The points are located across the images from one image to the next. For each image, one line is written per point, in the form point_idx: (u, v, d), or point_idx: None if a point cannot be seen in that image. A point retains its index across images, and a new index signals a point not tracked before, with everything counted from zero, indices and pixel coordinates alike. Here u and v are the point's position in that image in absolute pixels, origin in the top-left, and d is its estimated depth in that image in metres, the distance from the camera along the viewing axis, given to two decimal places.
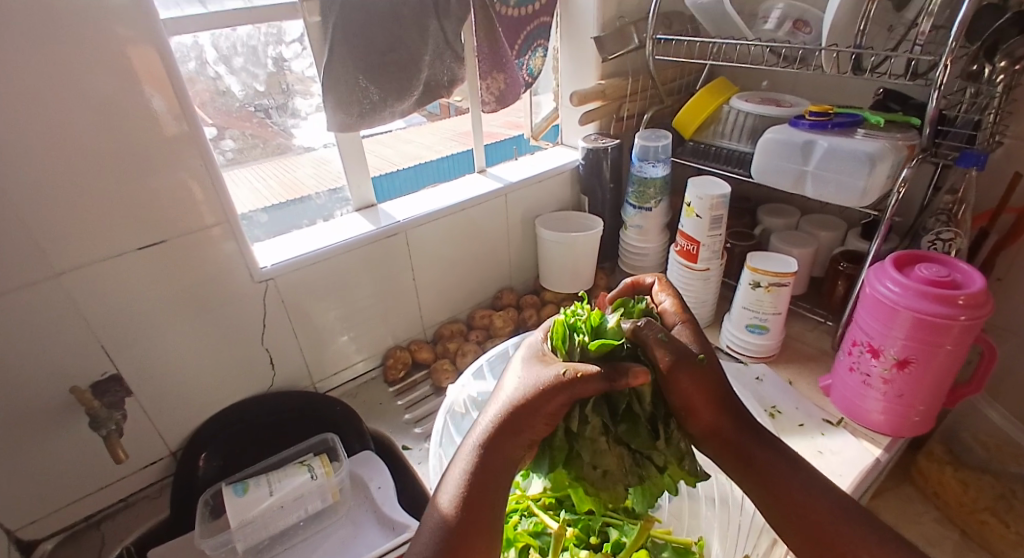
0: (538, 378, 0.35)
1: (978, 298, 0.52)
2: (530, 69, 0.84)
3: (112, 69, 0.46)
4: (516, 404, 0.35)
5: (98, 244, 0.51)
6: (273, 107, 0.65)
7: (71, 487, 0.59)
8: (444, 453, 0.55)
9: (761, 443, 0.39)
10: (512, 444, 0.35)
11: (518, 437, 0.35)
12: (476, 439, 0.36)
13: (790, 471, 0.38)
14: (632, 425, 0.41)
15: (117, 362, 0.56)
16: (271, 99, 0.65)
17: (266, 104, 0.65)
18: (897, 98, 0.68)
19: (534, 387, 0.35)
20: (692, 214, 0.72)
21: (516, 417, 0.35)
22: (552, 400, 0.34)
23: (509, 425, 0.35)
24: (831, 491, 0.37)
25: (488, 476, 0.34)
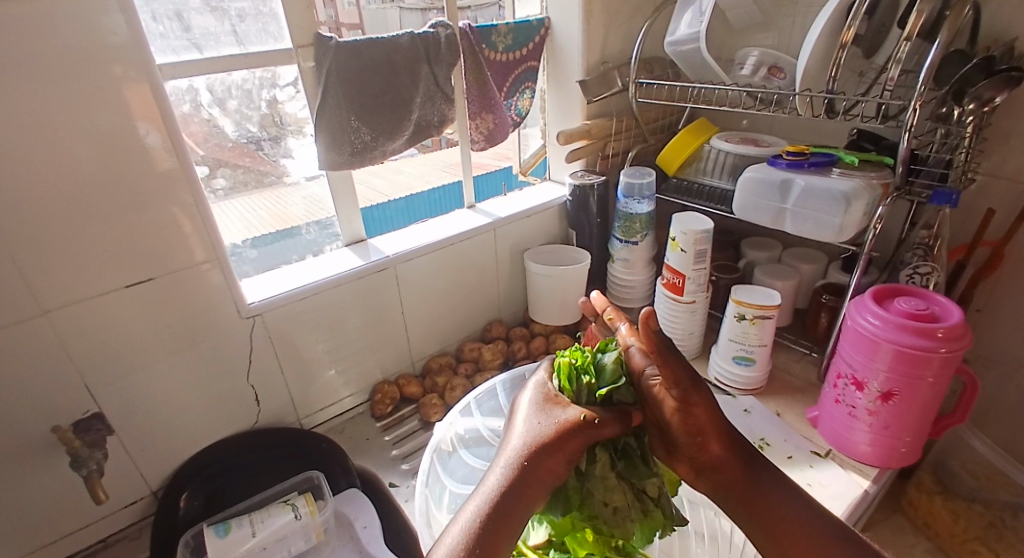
0: (558, 422, 0.38)
1: (956, 330, 0.53)
2: (518, 110, 0.88)
3: (111, 109, 0.48)
4: (536, 447, 0.36)
5: (89, 281, 0.51)
6: (266, 139, 0.67)
7: (47, 528, 0.57)
8: (430, 494, 0.54)
9: (764, 475, 0.38)
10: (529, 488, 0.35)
11: (537, 480, 0.36)
12: (495, 481, 0.36)
13: (795, 504, 0.37)
14: (629, 462, 0.43)
15: (100, 400, 0.55)
16: (263, 132, 0.66)
17: (259, 136, 0.66)
18: (871, 138, 0.71)
19: (554, 431, 0.37)
20: (677, 249, 0.74)
21: (536, 461, 0.36)
22: (573, 442, 0.37)
23: (529, 469, 0.35)
24: (828, 517, 0.37)
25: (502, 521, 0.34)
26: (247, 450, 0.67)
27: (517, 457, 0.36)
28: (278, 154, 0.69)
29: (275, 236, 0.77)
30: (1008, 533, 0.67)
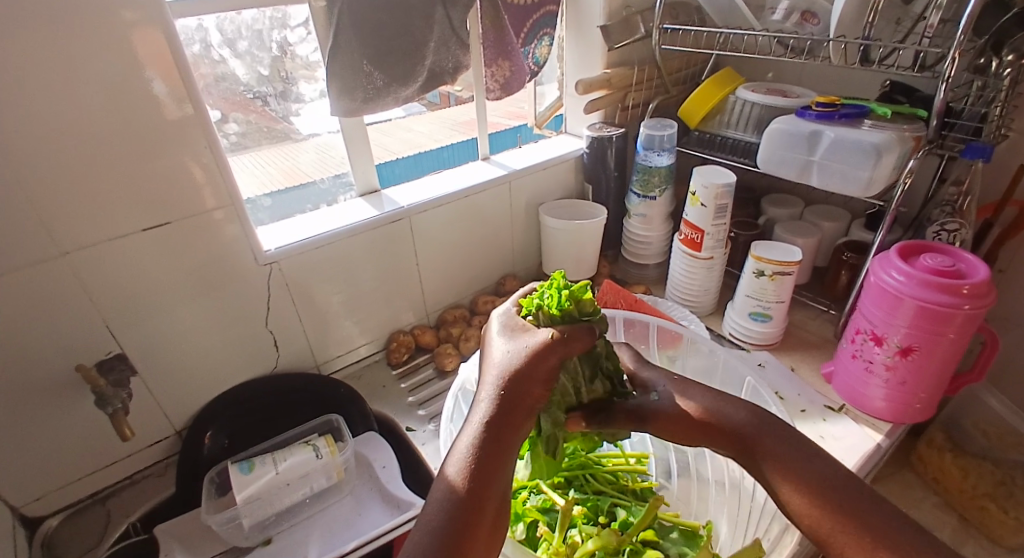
0: (528, 344, 0.38)
1: (982, 287, 0.52)
2: (535, 58, 0.84)
3: (120, 51, 0.46)
4: (509, 373, 0.36)
5: (108, 223, 0.51)
6: (272, 95, 0.65)
7: (78, 462, 0.59)
8: (455, 428, 0.55)
9: (770, 429, 0.41)
10: (511, 418, 0.35)
11: (523, 404, 0.35)
12: (480, 411, 0.35)
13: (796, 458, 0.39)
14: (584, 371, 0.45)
15: (123, 340, 0.56)
16: (270, 87, 0.65)
17: (265, 91, 0.64)
18: (904, 91, 0.68)
19: (526, 353, 0.37)
20: (697, 203, 0.72)
21: (517, 383, 0.35)
22: (545, 361, 0.37)
23: (506, 393, 0.35)
24: (835, 468, 0.38)
25: (491, 452, 0.33)
26: (267, 394, 0.68)
27: (497, 384, 0.36)
28: (287, 111, 0.67)
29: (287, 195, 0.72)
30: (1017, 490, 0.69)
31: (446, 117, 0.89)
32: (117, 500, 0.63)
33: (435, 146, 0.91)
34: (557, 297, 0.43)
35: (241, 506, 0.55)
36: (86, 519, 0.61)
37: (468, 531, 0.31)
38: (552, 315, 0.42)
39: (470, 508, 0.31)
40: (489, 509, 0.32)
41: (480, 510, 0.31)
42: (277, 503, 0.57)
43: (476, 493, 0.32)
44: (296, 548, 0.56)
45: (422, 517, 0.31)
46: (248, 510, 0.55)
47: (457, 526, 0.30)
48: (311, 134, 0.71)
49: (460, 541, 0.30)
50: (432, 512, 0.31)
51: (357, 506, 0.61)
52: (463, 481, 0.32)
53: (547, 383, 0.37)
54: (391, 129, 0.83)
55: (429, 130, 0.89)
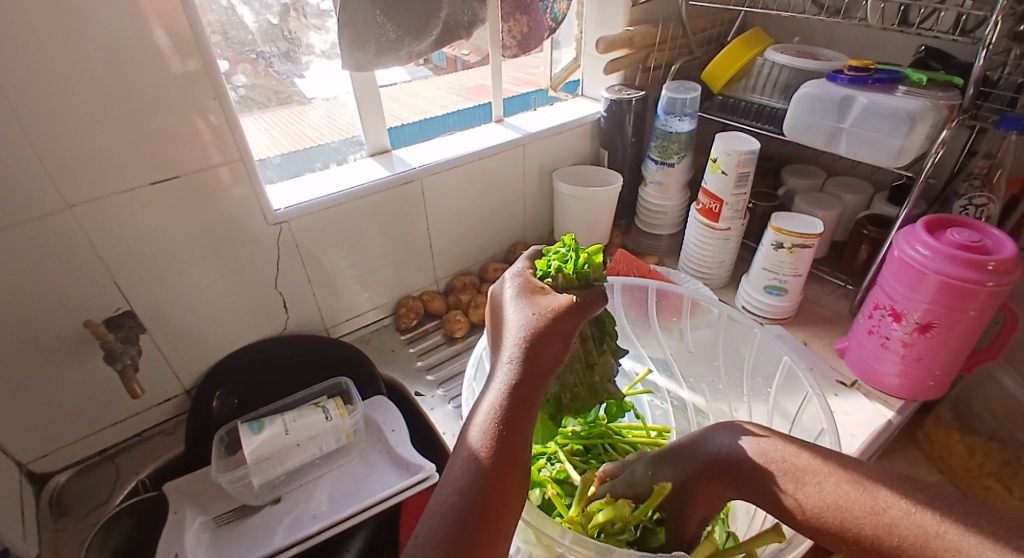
0: (547, 306, 0.38)
1: (1010, 264, 0.50)
2: (555, 14, 0.80)
3: (120, 3, 0.43)
4: (529, 333, 0.36)
5: (112, 176, 0.49)
6: (276, 56, 0.62)
7: (87, 419, 0.59)
8: (478, 386, 0.55)
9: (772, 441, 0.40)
10: (534, 377, 0.35)
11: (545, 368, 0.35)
12: (504, 374, 0.34)
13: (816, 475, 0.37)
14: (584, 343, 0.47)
15: (131, 298, 0.55)
16: (273, 47, 0.61)
17: (269, 51, 0.61)
18: (939, 56, 0.64)
19: (545, 315, 0.37)
20: (717, 171, 0.70)
21: (540, 346, 0.35)
22: (565, 326, 0.37)
23: (527, 352, 0.35)
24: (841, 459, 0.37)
25: (517, 410, 0.33)
26: (275, 356, 0.68)
27: (519, 347, 0.35)
28: (291, 72, 0.64)
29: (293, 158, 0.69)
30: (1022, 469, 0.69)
31: (454, 82, 0.82)
32: (126, 457, 0.63)
33: (442, 112, 0.84)
34: (574, 259, 0.44)
35: (251, 466, 0.55)
36: (97, 474, 0.61)
37: (498, 488, 0.30)
38: (572, 277, 0.43)
39: (499, 464, 0.31)
40: (517, 465, 0.31)
41: (509, 466, 0.31)
42: (286, 462, 0.57)
43: (503, 450, 0.31)
44: (306, 507, 0.57)
45: (449, 477, 0.31)
46: (259, 468, 0.55)
47: (486, 483, 0.30)
48: (316, 97, 0.68)
49: (490, 497, 0.30)
50: (460, 471, 0.31)
51: (366, 467, 0.61)
52: (490, 438, 0.32)
53: (567, 343, 0.37)
54: (395, 94, 0.78)
55: (435, 95, 0.82)
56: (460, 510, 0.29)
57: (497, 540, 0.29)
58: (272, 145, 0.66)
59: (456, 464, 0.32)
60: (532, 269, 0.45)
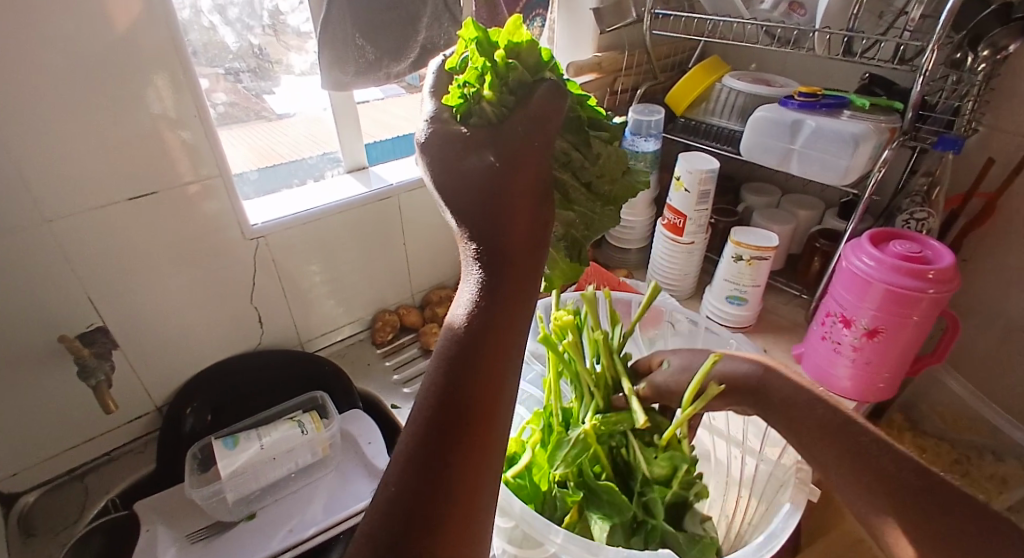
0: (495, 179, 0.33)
1: (947, 273, 0.55)
2: (529, 39, 0.84)
3: (89, 17, 0.44)
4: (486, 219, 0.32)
5: (89, 192, 0.50)
6: (245, 71, 0.62)
7: (55, 438, 0.58)
8: None
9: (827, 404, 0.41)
10: (499, 266, 0.30)
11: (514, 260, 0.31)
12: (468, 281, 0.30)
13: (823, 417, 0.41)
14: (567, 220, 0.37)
15: (104, 313, 0.55)
16: (242, 63, 0.61)
17: (237, 66, 0.61)
18: (883, 83, 0.70)
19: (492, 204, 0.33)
20: (681, 188, 0.74)
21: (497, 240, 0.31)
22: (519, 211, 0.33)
23: (489, 244, 0.31)
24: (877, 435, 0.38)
25: (487, 304, 0.28)
26: (251, 371, 0.68)
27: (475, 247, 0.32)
28: (263, 88, 0.65)
29: (267, 174, 0.69)
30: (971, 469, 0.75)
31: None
32: (96, 476, 0.62)
33: (414, 129, 0.84)
34: (480, 69, 0.39)
35: (226, 481, 0.54)
36: (63, 495, 0.60)
37: (480, 387, 0.26)
38: (497, 100, 0.38)
39: (473, 360, 0.27)
40: (498, 359, 0.27)
41: (492, 363, 0.27)
42: (262, 477, 0.57)
43: (476, 351, 0.27)
44: (281, 522, 0.57)
45: (423, 385, 0.27)
46: (233, 484, 0.55)
47: (463, 385, 0.26)
48: (286, 113, 0.69)
49: (472, 400, 0.26)
50: (435, 376, 0.27)
51: (343, 480, 0.62)
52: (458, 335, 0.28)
53: (532, 225, 0.33)
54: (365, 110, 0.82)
55: (406, 112, 0.84)
56: (438, 420, 0.25)
57: (488, 451, 0.25)
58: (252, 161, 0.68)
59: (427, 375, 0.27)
60: (448, 110, 0.38)
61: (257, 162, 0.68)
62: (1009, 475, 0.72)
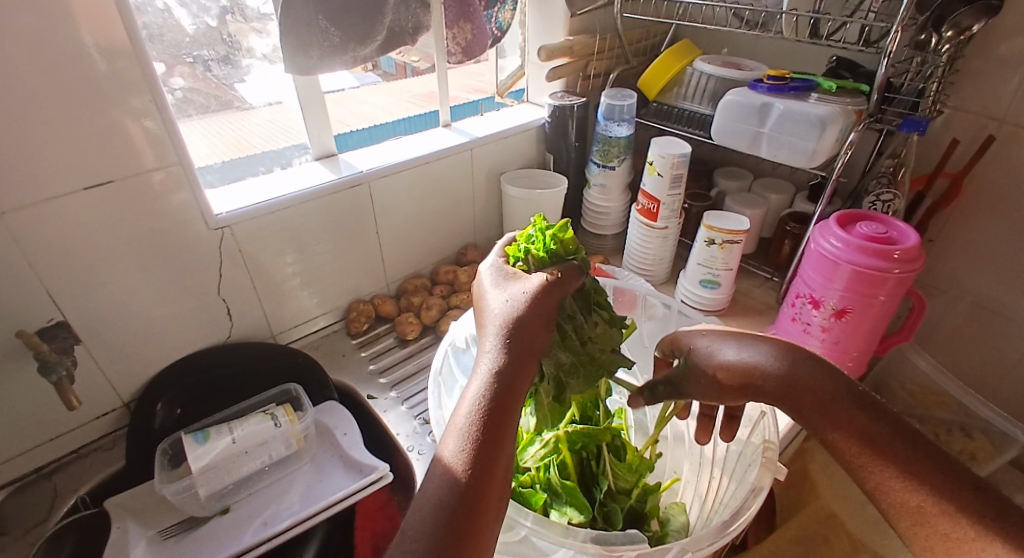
0: (526, 288, 0.38)
1: (911, 253, 0.56)
2: (499, 22, 0.83)
3: (44, 7, 0.42)
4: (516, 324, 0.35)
5: (40, 182, 0.48)
6: (213, 60, 0.61)
7: (17, 438, 0.56)
8: (444, 383, 0.56)
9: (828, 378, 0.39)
10: (518, 367, 0.33)
11: (532, 350, 0.35)
12: (486, 362, 0.33)
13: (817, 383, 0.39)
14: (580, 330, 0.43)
15: (64, 308, 0.53)
16: (209, 50, 0.60)
17: (206, 55, 0.60)
18: (849, 65, 0.71)
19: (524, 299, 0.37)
20: (654, 173, 0.74)
21: (519, 329, 0.35)
22: (544, 307, 0.37)
23: (509, 340, 0.34)
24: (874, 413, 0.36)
25: (503, 398, 0.32)
26: (222, 365, 0.67)
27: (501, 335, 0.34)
28: (231, 76, 0.64)
29: (231, 165, 0.68)
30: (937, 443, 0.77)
31: (402, 89, 0.85)
32: (64, 475, 0.60)
33: (391, 118, 0.86)
34: (542, 239, 0.45)
35: (197, 476, 0.54)
36: (31, 494, 0.59)
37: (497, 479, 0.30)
38: (543, 260, 0.44)
39: (493, 455, 0.30)
40: (504, 455, 0.31)
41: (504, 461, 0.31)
42: (235, 472, 0.56)
43: (491, 452, 0.30)
44: (255, 516, 0.56)
45: (442, 466, 0.29)
46: (205, 478, 0.54)
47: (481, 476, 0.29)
48: (258, 104, 0.68)
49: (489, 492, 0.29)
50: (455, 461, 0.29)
51: (319, 472, 0.61)
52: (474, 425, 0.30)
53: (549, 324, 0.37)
54: (341, 100, 0.79)
55: (384, 103, 0.85)
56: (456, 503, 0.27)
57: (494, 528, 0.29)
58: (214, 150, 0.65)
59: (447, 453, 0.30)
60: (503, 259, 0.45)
61: (228, 152, 0.67)
62: (978, 451, 0.74)
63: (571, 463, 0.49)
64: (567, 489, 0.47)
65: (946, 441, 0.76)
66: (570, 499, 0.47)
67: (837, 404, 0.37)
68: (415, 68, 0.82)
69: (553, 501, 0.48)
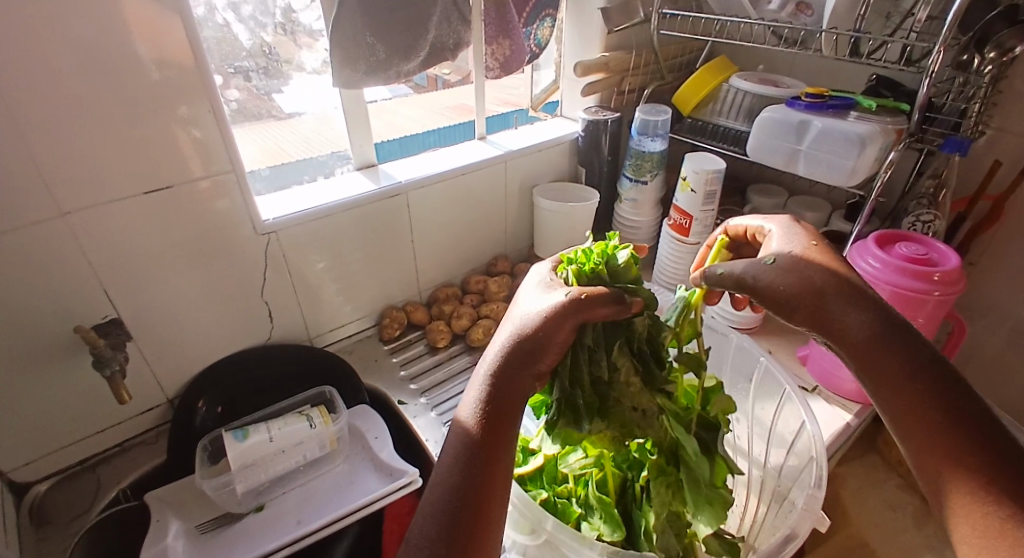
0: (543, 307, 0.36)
1: (952, 275, 0.55)
2: (537, 39, 0.86)
3: (111, 22, 0.46)
4: (522, 339, 0.36)
5: (104, 186, 0.51)
6: (253, 71, 0.63)
7: (68, 428, 0.59)
8: None
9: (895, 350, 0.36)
10: (513, 378, 0.36)
11: (532, 367, 0.36)
12: (484, 369, 0.37)
13: (893, 352, 0.36)
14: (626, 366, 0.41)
15: (118, 306, 0.56)
16: (251, 62, 0.62)
17: (246, 66, 0.62)
18: (889, 84, 0.70)
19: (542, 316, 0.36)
20: (687, 188, 0.74)
21: (526, 345, 0.36)
22: (561, 328, 0.36)
23: (511, 354, 0.36)
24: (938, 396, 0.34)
25: (498, 407, 0.35)
26: (261, 365, 0.69)
27: (505, 345, 0.37)
28: (269, 88, 0.65)
29: (277, 175, 0.70)
30: None
31: (434, 101, 0.87)
32: (107, 468, 0.63)
33: (422, 129, 0.88)
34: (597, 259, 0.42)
35: (234, 472, 0.55)
36: (78, 483, 0.61)
37: (492, 484, 0.33)
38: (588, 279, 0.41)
39: (487, 462, 0.34)
40: (502, 458, 0.34)
41: (502, 467, 0.34)
42: (270, 470, 0.58)
43: (482, 461, 0.33)
44: (288, 514, 0.57)
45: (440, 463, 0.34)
46: (243, 475, 0.56)
47: (474, 483, 0.33)
48: (295, 113, 0.69)
49: (484, 496, 0.33)
50: (451, 471, 0.33)
51: (350, 474, 0.63)
52: (475, 432, 0.35)
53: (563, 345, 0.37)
54: (376, 111, 0.82)
55: (417, 114, 0.87)
56: (450, 509, 0.32)
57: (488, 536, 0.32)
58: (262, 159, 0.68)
59: (446, 458, 0.34)
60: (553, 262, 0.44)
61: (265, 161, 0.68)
62: None
63: (611, 480, 0.48)
64: (602, 504, 0.46)
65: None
66: (603, 514, 0.45)
67: (909, 385, 0.34)
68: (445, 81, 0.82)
69: (587, 514, 0.47)
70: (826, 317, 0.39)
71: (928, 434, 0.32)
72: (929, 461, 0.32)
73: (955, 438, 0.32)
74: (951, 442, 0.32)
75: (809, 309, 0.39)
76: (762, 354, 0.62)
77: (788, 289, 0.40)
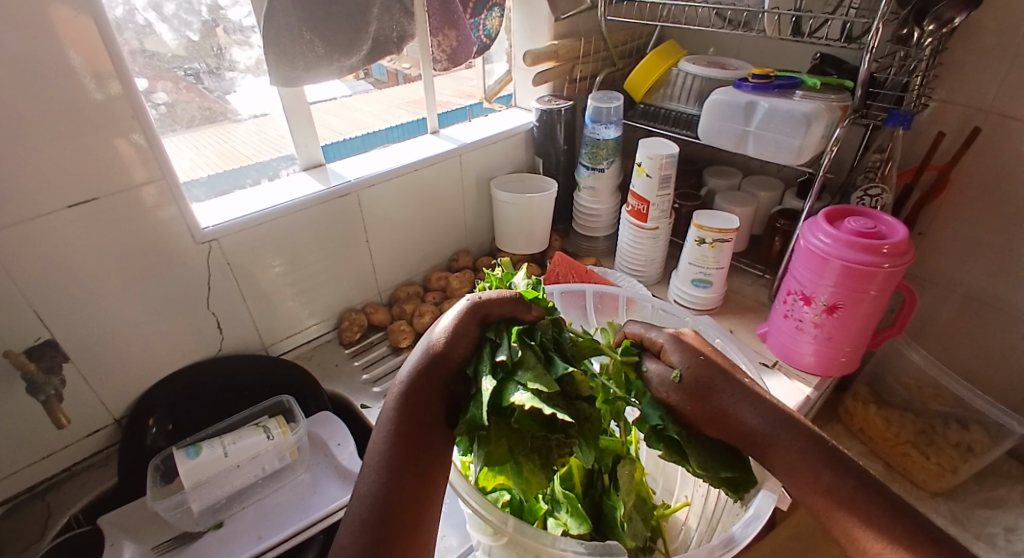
0: (450, 315, 0.40)
1: (901, 247, 0.56)
2: (487, 30, 0.83)
3: (28, 27, 0.43)
4: (427, 352, 0.38)
5: (26, 202, 0.47)
6: (203, 72, 0.62)
7: (8, 459, 0.56)
8: None
9: (781, 435, 0.37)
10: (423, 389, 0.38)
11: (443, 368, 0.38)
12: (398, 380, 0.38)
13: (786, 430, 0.37)
14: (529, 366, 0.36)
15: (52, 327, 0.53)
16: (201, 63, 0.61)
17: (196, 67, 0.61)
18: (833, 62, 0.71)
19: (447, 326, 0.39)
20: (642, 174, 0.74)
21: (435, 354, 0.38)
22: (466, 329, 0.39)
23: (421, 362, 0.38)
24: (850, 471, 0.35)
25: (415, 411, 0.37)
26: (212, 378, 0.66)
27: (416, 357, 0.39)
28: (219, 89, 0.64)
29: (222, 179, 0.68)
30: (937, 437, 0.77)
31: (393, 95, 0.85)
32: (57, 494, 0.60)
33: (384, 126, 0.85)
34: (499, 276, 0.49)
35: (189, 491, 0.53)
36: (24, 515, 0.58)
37: (413, 492, 0.35)
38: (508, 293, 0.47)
39: (405, 469, 0.35)
40: (424, 456, 0.36)
41: (423, 473, 0.36)
42: (226, 485, 0.56)
43: (404, 465, 0.35)
44: (249, 529, 0.56)
45: (364, 476, 0.36)
46: (198, 494, 0.54)
47: (391, 495, 0.34)
48: (246, 116, 0.68)
49: (405, 504, 0.34)
50: (368, 484, 0.35)
51: (312, 482, 0.61)
52: (393, 440, 0.36)
53: (471, 343, 0.39)
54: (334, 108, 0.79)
55: (378, 110, 0.85)
56: (378, 511, 0.34)
57: (416, 528, 0.34)
58: (226, 164, 0.68)
59: (364, 475, 0.36)
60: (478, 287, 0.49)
61: (222, 164, 0.67)
62: (974, 443, 0.74)
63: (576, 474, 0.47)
64: (570, 499, 0.45)
65: (944, 434, 0.76)
66: (571, 508, 0.45)
67: (807, 457, 0.36)
68: (407, 75, 0.81)
69: (553, 510, 0.46)
70: (719, 410, 0.40)
71: (824, 498, 0.35)
72: (827, 517, 0.35)
73: (846, 504, 0.34)
74: (839, 505, 0.34)
75: (697, 406, 0.41)
76: (716, 335, 0.60)
77: (685, 396, 0.41)
